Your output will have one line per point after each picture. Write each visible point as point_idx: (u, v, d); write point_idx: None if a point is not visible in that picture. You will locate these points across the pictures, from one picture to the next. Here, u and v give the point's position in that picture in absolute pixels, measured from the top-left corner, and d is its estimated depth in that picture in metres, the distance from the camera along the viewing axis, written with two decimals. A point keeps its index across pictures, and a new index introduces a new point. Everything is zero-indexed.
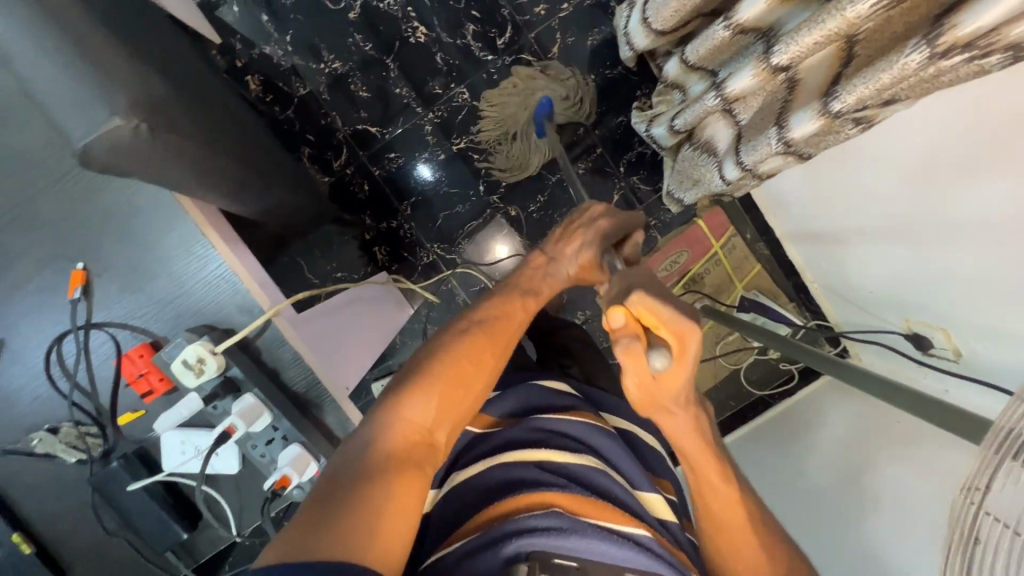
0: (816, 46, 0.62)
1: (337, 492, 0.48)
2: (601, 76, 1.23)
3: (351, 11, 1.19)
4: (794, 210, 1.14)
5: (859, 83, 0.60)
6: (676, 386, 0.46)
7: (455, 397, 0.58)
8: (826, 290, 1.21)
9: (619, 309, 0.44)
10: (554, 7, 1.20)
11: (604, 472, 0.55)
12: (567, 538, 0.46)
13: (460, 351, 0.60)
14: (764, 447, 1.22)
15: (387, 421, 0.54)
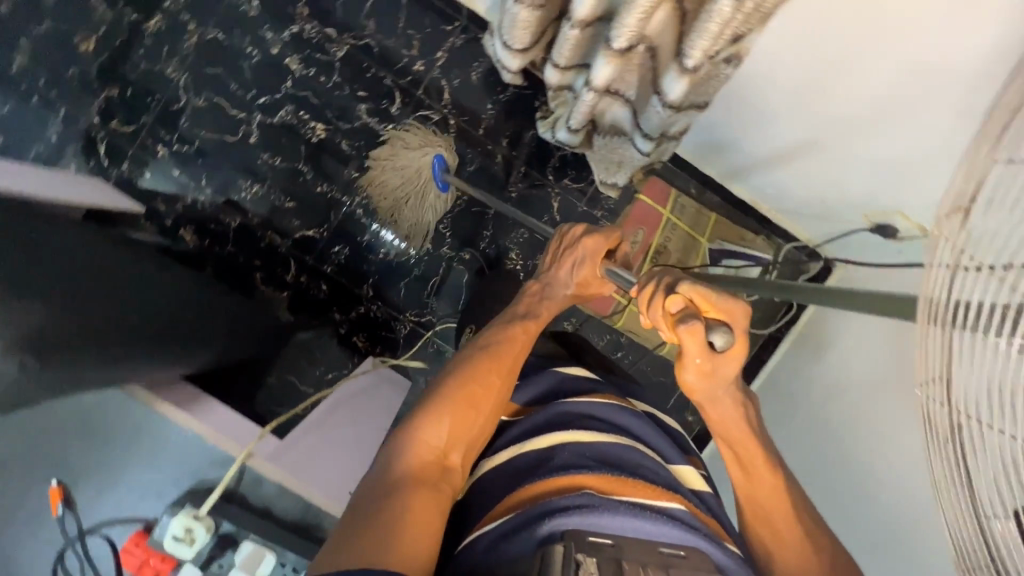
0: (648, 10, 0.66)
1: (361, 513, 0.50)
2: (497, 102, 1.26)
3: (249, 136, 1.24)
4: (721, 155, 1.16)
5: (701, 30, 0.63)
6: (729, 365, 0.55)
7: (466, 416, 0.59)
8: (779, 210, 1.23)
9: (679, 296, 0.53)
10: (430, 58, 1.24)
11: (632, 447, 0.55)
12: (598, 514, 0.46)
13: (472, 373, 0.63)
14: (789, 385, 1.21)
15: (404, 446, 0.56)
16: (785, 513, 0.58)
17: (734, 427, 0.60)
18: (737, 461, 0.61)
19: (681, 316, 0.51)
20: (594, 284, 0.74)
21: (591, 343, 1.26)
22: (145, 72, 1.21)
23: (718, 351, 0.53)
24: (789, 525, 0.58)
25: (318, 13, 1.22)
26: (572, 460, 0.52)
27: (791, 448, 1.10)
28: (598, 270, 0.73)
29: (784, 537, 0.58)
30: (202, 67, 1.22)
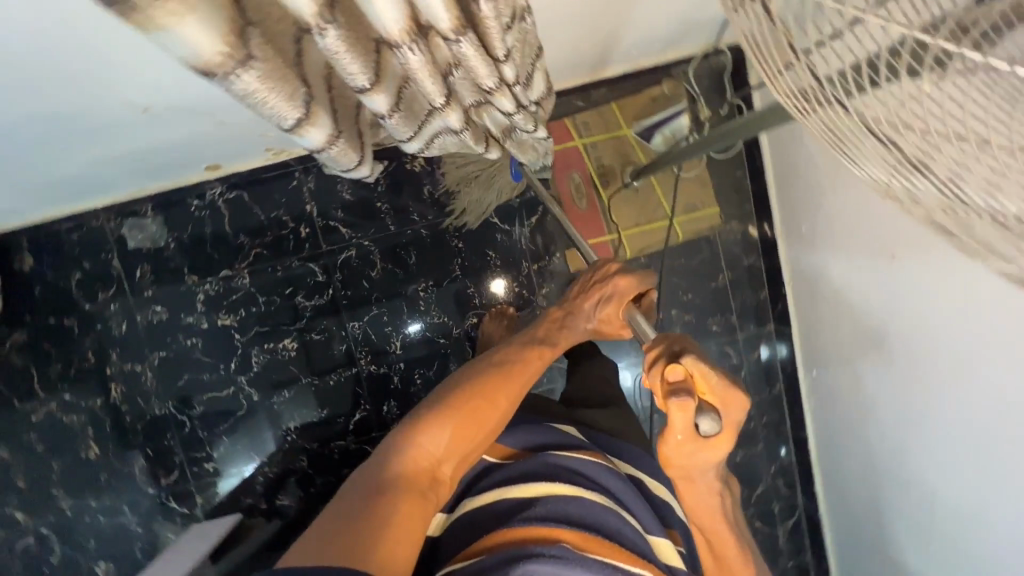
0: (431, 66, 0.59)
1: (346, 509, 0.48)
2: (381, 195, 1.29)
3: (251, 396, 1.27)
4: (574, 66, 1.12)
5: (475, 55, 0.59)
6: (711, 455, 0.50)
7: (469, 432, 0.58)
8: (653, 54, 1.19)
9: (677, 367, 0.50)
10: (306, 216, 1.27)
11: (616, 511, 0.54)
12: (573, 570, 0.45)
13: (482, 387, 0.61)
14: (797, 175, 1.17)
15: (401, 448, 0.54)
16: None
17: (712, 513, 0.57)
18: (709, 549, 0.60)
19: (676, 386, 0.49)
20: (618, 324, 0.71)
21: None
22: (145, 429, 1.25)
23: (703, 439, 0.49)
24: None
25: (204, 270, 1.25)
26: (553, 509, 0.51)
27: (834, 264, 1.09)
28: (621, 312, 0.70)
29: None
30: (174, 387, 1.25)
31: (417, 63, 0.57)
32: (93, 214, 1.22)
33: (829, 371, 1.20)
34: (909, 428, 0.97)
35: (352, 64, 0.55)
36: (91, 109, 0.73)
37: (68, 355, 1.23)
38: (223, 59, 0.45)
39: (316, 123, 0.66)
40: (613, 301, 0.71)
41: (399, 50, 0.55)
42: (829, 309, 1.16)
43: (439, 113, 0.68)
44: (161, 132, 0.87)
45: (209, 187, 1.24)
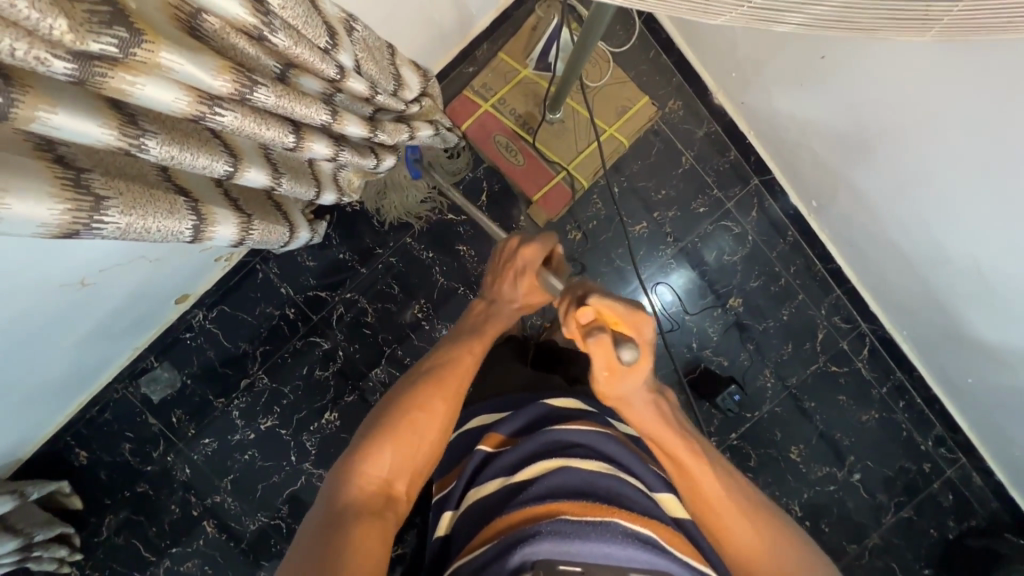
0: (251, 110, 0.59)
1: (308, 541, 0.57)
2: (339, 247, 1.30)
3: (323, 475, 1.31)
4: (442, 36, 1.14)
5: (280, 97, 0.60)
6: (637, 377, 0.58)
7: (410, 446, 0.66)
8: None
9: (586, 309, 0.57)
10: (283, 299, 1.30)
11: (615, 474, 0.57)
12: (572, 542, 0.48)
13: (416, 398, 0.68)
14: (698, 23, 1.13)
15: (349, 477, 0.62)
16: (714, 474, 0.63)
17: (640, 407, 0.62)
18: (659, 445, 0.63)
19: (589, 329, 0.56)
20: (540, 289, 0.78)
21: (593, 213, 1.28)
22: (250, 546, 1.32)
23: (627, 365, 0.56)
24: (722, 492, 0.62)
25: (227, 389, 1.31)
26: (549, 488, 0.54)
27: (789, 99, 1.04)
28: (536, 278, 0.77)
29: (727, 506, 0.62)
30: (255, 498, 1.32)
31: (233, 118, 0.57)
32: (111, 387, 1.28)
33: (828, 199, 1.16)
34: (927, 217, 0.93)
35: (195, 158, 0.58)
36: (35, 299, 0.76)
37: (157, 515, 1.32)
38: (69, 217, 0.46)
39: (214, 221, 0.68)
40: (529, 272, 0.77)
41: (211, 117, 0.55)
42: (794, 137, 1.11)
43: (304, 146, 0.72)
44: (114, 290, 0.91)
45: (191, 315, 1.28)
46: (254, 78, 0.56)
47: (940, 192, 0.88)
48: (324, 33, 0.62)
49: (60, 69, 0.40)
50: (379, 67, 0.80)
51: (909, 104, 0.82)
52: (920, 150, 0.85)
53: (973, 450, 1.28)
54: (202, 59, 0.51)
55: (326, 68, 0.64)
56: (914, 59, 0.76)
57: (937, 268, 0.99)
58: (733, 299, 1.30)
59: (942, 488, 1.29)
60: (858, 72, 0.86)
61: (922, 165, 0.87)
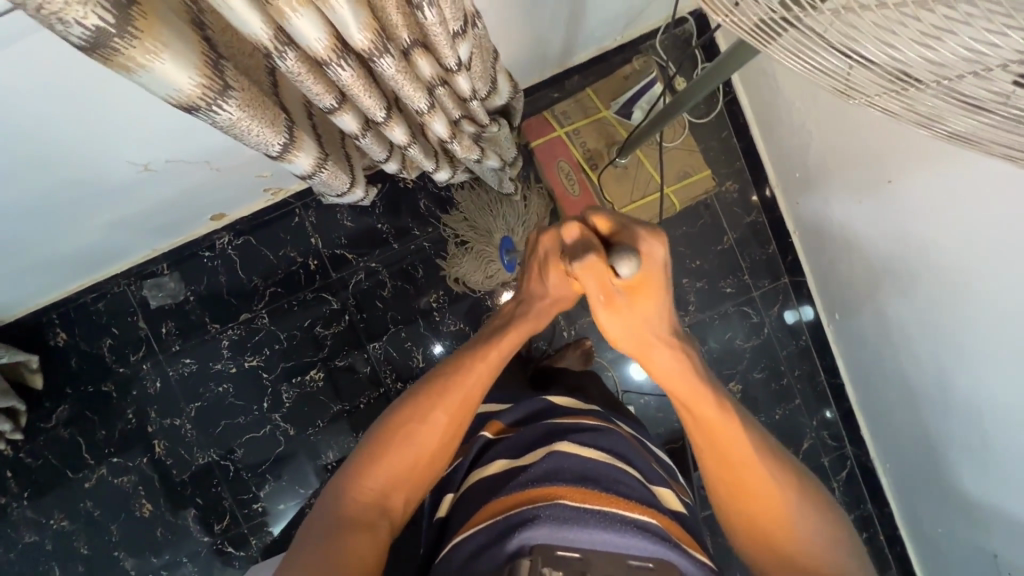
0: (364, 78, 0.60)
1: (302, 549, 0.58)
2: (377, 218, 1.32)
3: (288, 431, 1.29)
4: (543, 58, 1.19)
5: (400, 71, 0.62)
6: (637, 295, 0.60)
7: (406, 461, 0.64)
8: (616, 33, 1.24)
9: (573, 229, 0.59)
10: (309, 249, 1.31)
11: (614, 464, 0.58)
12: (570, 529, 0.50)
13: (419, 412, 0.66)
14: (780, 119, 1.18)
15: (346, 491, 0.62)
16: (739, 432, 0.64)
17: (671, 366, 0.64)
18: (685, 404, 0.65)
19: (581, 252, 0.57)
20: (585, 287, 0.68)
21: None
22: (192, 478, 1.29)
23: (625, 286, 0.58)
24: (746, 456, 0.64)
25: (225, 317, 1.30)
26: (550, 470, 0.55)
27: (845, 211, 1.08)
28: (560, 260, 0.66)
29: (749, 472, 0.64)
30: (214, 433, 1.29)
31: (349, 76, 0.58)
32: (113, 281, 1.27)
33: (850, 315, 1.20)
34: (953, 364, 0.95)
35: (315, 86, 0.59)
36: (95, 168, 0.78)
37: (109, 420, 1.28)
38: (198, 92, 0.48)
39: (301, 147, 0.70)
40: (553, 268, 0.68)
41: (331, 68, 0.56)
42: (837, 245, 1.15)
43: (387, 125, 0.73)
44: (167, 187, 0.92)
45: (217, 237, 1.28)
46: (386, 48, 0.58)
47: (971, 345, 0.89)
48: (460, 18, 0.65)
49: None
50: (485, 63, 0.84)
51: (959, 242, 0.84)
52: (956, 295, 0.88)
53: None
54: (360, 11, 0.51)
55: (448, 56, 0.67)
56: (968, 206, 0.80)
57: (943, 412, 1.01)
58: (733, 383, 1.32)
59: None
60: (925, 212, 0.88)
61: (956, 307, 0.90)
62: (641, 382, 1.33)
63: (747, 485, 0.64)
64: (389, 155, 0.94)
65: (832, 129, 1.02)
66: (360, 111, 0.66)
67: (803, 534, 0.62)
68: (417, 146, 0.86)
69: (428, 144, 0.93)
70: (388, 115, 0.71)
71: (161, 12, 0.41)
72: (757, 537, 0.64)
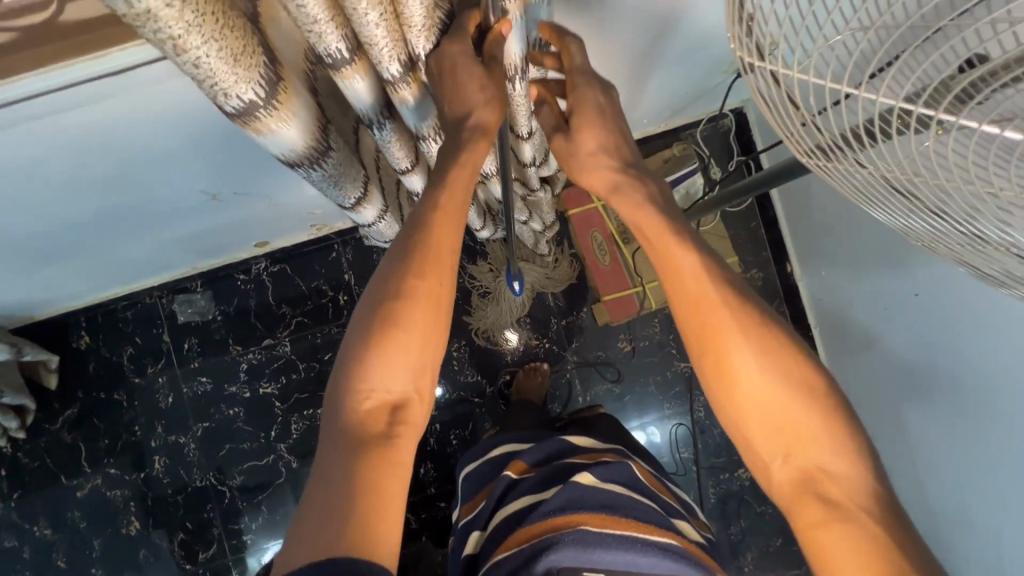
0: None
1: (313, 487, 0.46)
2: None
3: (291, 463, 1.28)
4: None
5: None
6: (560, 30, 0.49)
7: (399, 347, 0.51)
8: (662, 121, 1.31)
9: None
10: (342, 283, 1.34)
11: (633, 496, 0.58)
12: (594, 551, 0.50)
13: (399, 287, 0.51)
14: (811, 217, 1.23)
15: (340, 406, 0.49)
16: (733, 308, 0.53)
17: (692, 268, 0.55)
18: (670, 272, 0.56)
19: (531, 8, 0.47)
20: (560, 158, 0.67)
21: (650, 335, 1.34)
22: (186, 499, 1.26)
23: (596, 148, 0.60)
24: (739, 342, 0.52)
25: (249, 340, 1.31)
26: (570, 500, 0.55)
27: (868, 313, 1.11)
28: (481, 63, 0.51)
29: (741, 360, 0.52)
30: (216, 456, 1.27)
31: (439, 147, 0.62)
32: (146, 291, 1.29)
33: (867, 416, 1.20)
34: (968, 484, 0.94)
35: (401, 152, 0.63)
36: (169, 191, 0.82)
37: (115, 428, 1.27)
38: (306, 151, 0.52)
39: (371, 200, 0.74)
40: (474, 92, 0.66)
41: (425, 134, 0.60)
42: (860, 345, 1.17)
43: None
44: (226, 213, 0.97)
45: (255, 262, 1.32)
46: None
47: (987, 468, 0.89)
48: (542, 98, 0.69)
49: (390, 65, 0.47)
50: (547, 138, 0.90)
51: (972, 354, 0.86)
52: (976, 415, 0.88)
53: None
54: None
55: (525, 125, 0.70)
56: (981, 325, 0.83)
57: (957, 532, 0.98)
58: (743, 469, 1.31)
59: None
60: (952, 333, 0.89)
61: (971, 418, 0.90)
62: None
63: (762, 398, 0.52)
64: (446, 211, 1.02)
65: (864, 236, 1.06)
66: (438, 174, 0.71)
67: (805, 422, 0.50)
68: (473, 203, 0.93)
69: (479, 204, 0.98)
70: None
71: (297, 86, 0.46)
72: (744, 423, 0.53)
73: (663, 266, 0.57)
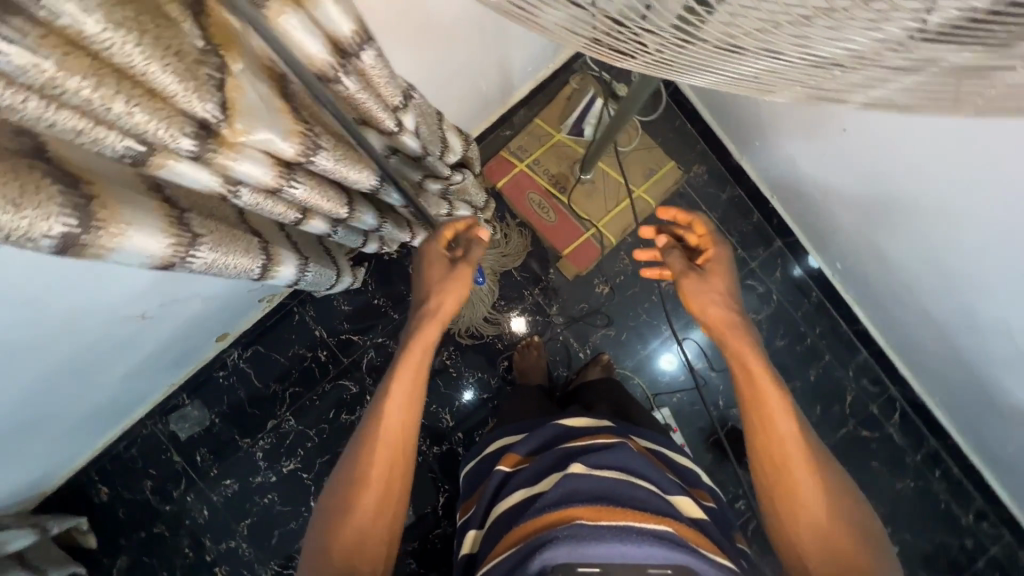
0: (317, 182, 0.60)
1: None
2: (372, 296, 1.34)
3: None
4: (484, 105, 1.21)
5: (338, 160, 0.59)
6: None
7: (374, 491, 0.70)
8: (547, 61, 1.27)
9: None
10: (314, 341, 1.33)
11: (631, 482, 0.56)
12: (587, 545, 0.49)
13: (376, 443, 0.72)
14: (723, 96, 1.20)
15: (327, 543, 0.67)
16: (802, 450, 0.68)
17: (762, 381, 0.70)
18: (756, 408, 0.70)
19: None
20: (695, 280, 0.78)
21: (622, 269, 1.33)
22: None
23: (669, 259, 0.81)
24: (801, 476, 0.67)
25: (254, 429, 1.31)
26: (566, 494, 0.53)
27: (812, 164, 1.09)
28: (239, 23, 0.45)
29: (802, 491, 0.66)
30: (270, 545, 1.29)
31: (304, 191, 0.58)
32: (140, 423, 1.30)
33: (852, 261, 1.19)
34: (964, 286, 0.94)
35: (277, 207, 0.61)
36: (96, 329, 0.80)
37: (168, 559, 1.29)
38: (170, 250, 0.50)
39: (279, 261, 0.73)
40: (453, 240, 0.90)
41: (285, 189, 0.56)
42: (817, 198, 1.16)
43: (354, 216, 0.75)
44: (166, 327, 0.96)
45: (227, 354, 1.31)
46: (318, 140, 0.55)
47: (976, 263, 0.89)
48: (397, 93, 0.67)
49: (184, 146, 0.42)
50: (431, 129, 0.88)
51: (923, 160, 0.84)
52: (947, 218, 0.88)
53: (1016, 526, 1.28)
54: (278, 121, 0.50)
55: (388, 122, 0.69)
56: (928, 135, 0.80)
57: (972, 335, 0.99)
58: None
59: (987, 567, 1.29)
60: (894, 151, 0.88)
61: (956, 229, 0.88)
62: (669, 380, 1.32)
63: (802, 498, 0.66)
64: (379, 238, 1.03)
65: None
66: (323, 213, 0.68)
67: (839, 541, 0.64)
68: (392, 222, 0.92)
69: (400, 217, 0.96)
70: (350, 211, 0.73)
71: (119, 193, 0.45)
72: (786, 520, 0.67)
73: (750, 392, 0.70)
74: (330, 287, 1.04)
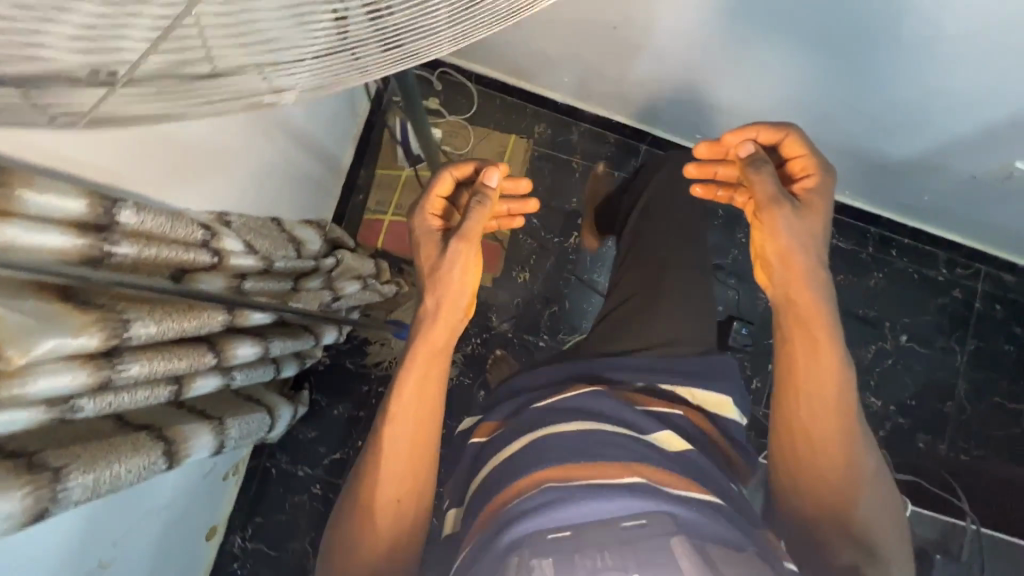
0: (153, 352, 0.58)
1: None
2: (331, 409, 1.31)
3: None
4: (321, 188, 1.23)
5: (160, 321, 0.58)
6: None
7: (389, 512, 0.63)
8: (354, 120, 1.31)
9: None
10: (304, 482, 1.28)
11: (604, 428, 0.61)
12: (558, 510, 0.53)
13: (392, 455, 0.63)
14: (515, 60, 1.26)
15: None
16: (834, 413, 0.64)
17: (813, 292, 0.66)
18: (801, 335, 0.66)
19: None
20: (786, 213, 0.65)
21: (530, 249, 1.35)
22: None
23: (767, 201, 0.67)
24: (829, 443, 0.64)
25: None
26: (539, 453, 0.59)
27: (617, 70, 1.14)
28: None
29: (824, 428, 0.64)
30: None
31: (142, 367, 0.56)
32: None
33: (706, 128, 1.24)
34: (805, 80, 0.98)
35: (138, 392, 0.58)
36: None
37: None
38: (29, 501, 0.48)
39: (182, 438, 0.69)
40: (439, 210, 0.74)
41: (120, 375, 0.54)
42: (645, 92, 1.20)
43: (230, 356, 0.72)
44: (137, 555, 0.91)
45: (230, 544, 1.25)
46: (125, 314, 0.54)
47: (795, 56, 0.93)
48: (197, 228, 0.67)
49: None
50: (269, 237, 0.88)
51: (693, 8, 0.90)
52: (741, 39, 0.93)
53: (983, 256, 1.33)
54: (63, 324, 0.49)
55: (205, 256, 0.67)
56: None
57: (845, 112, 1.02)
58: None
59: (984, 302, 1.33)
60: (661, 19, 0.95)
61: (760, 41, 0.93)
62: None
63: (813, 409, 0.65)
64: (294, 359, 1.02)
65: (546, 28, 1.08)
66: (190, 371, 0.65)
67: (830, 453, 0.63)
68: (290, 339, 0.91)
69: (296, 330, 0.96)
70: (220, 354, 0.70)
71: None
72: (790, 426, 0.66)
73: (799, 352, 0.66)
74: (271, 430, 1.01)
